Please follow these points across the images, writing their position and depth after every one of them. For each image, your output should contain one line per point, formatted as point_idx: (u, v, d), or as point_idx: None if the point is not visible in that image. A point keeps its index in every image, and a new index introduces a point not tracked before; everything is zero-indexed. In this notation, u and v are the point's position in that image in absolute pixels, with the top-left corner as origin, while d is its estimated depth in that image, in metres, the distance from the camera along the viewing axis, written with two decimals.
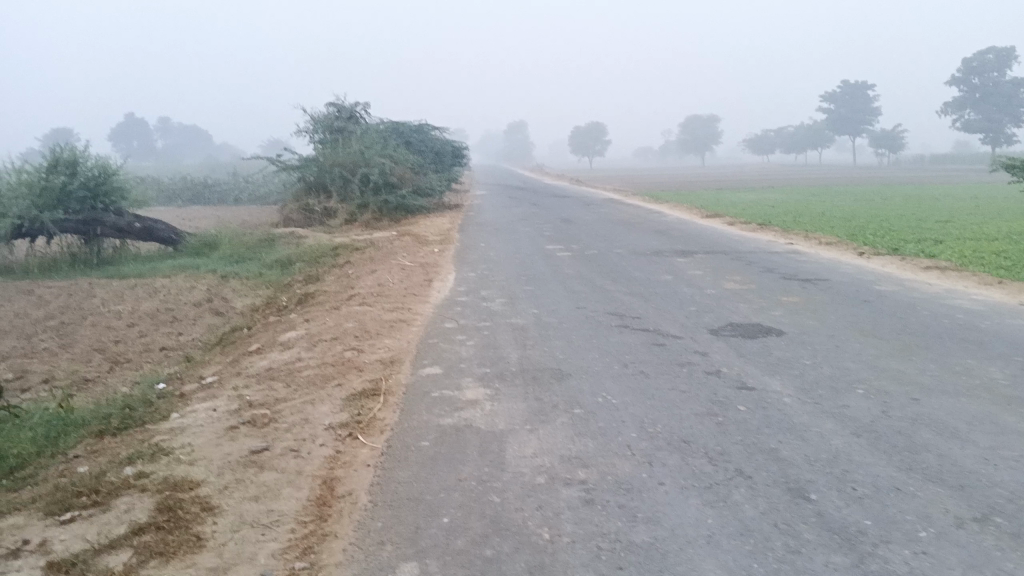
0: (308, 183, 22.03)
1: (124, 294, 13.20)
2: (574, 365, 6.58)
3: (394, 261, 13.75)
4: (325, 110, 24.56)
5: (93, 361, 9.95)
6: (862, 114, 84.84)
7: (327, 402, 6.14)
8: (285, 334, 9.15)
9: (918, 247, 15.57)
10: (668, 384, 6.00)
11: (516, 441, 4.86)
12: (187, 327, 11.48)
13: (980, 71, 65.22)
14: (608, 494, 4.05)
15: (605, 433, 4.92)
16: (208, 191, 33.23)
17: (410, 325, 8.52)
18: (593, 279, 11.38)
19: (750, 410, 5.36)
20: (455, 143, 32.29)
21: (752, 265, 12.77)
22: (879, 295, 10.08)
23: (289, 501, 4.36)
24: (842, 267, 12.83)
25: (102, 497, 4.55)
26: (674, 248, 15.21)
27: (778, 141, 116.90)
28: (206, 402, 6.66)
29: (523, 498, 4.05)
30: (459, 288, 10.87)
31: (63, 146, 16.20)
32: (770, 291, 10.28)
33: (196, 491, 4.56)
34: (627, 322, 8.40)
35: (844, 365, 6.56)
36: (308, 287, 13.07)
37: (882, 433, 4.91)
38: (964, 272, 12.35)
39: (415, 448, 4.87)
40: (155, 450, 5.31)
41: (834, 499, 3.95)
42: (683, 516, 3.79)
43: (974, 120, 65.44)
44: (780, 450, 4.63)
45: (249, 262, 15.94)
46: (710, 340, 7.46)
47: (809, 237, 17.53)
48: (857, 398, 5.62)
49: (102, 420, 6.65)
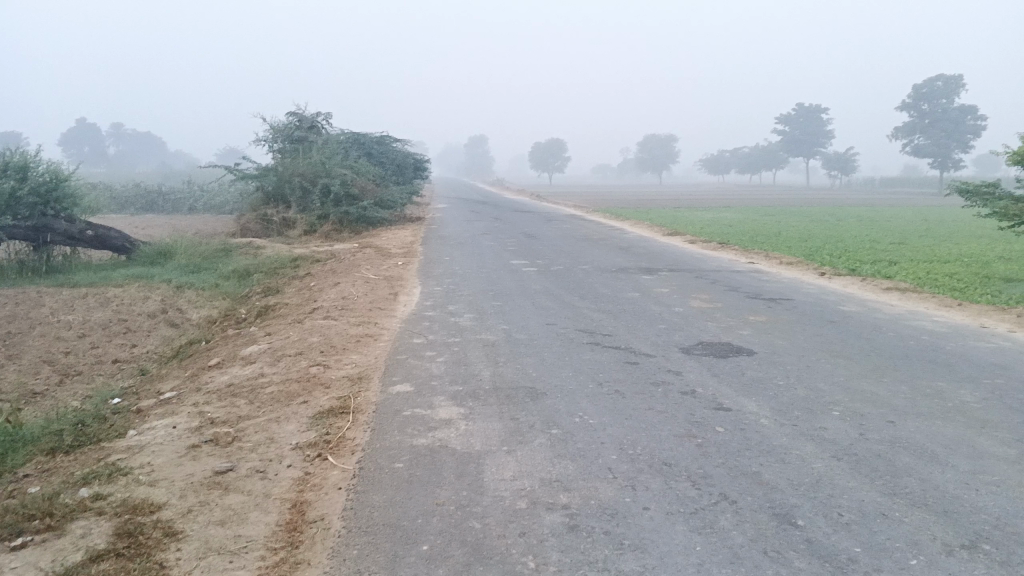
0: (266, 193, 21.61)
1: (74, 304, 12.76)
2: (548, 384, 6.46)
3: (356, 274, 13.51)
4: (286, 119, 24.21)
5: (41, 373, 9.56)
6: (815, 137, 86.65)
7: (293, 420, 5.93)
8: (247, 348, 8.87)
9: (874, 267, 15.85)
10: (644, 404, 5.91)
11: (494, 463, 4.72)
12: (141, 339, 11.11)
13: (929, 97, 67.16)
14: (593, 519, 3.93)
15: (585, 454, 4.81)
16: (162, 199, 32.56)
17: (377, 340, 8.32)
18: (561, 295, 11.30)
19: (728, 432, 5.29)
20: (416, 155, 32.10)
21: (716, 284, 12.83)
22: (843, 315, 10.16)
23: (258, 526, 4.15)
24: (805, 287, 12.93)
25: (56, 521, 4.29)
26: (639, 265, 15.22)
27: (734, 162, 118.74)
28: (165, 419, 6.39)
29: (505, 523, 3.91)
30: (426, 302, 10.71)
31: (13, 149, 15.71)
32: (737, 310, 10.30)
33: (157, 514, 4.32)
34: (598, 339, 8.31)
35: (817, 385, 6.55)
36: (268, 299, 12.77)
37: (862, 456, 4.88)
38: (922, 294, 12.52)
39: (388, 470, 4.70)
40: (112, 470, 5.04)
41: (822, 526, 3.88)
42: (671, 543, 3.69)
43: (923, 144, 67.25)
44: (762, 473, 4.56)
45: (205, 271, 15.55)
46: (682, 359, 7.41)
47: (770, 257, 17.73)
48: (834, 420, 5.59)
49: (53, 437, 6.34)
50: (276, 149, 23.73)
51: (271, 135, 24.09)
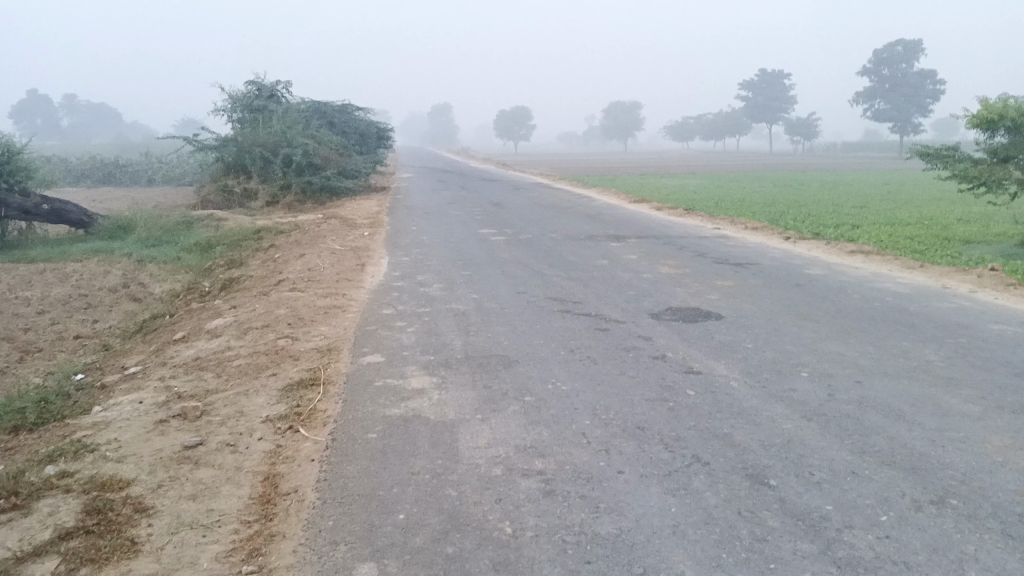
0: (226, 164, 21.17)
1: (32, 279, 12.47)
2: (520, 351, 6.45)
3: (322, 244, 13.36)
4: (244, 88, 23.69)
5: (0, 350, 9.34)
6: (777, 103, 87.01)
7: (263, 393, 5.86)
8: (212, 321, 8.73)
9: (837, 231, 16.02)
10: (615, 369, 5.92)
11: (468, 431, 4.71)
12: (103, 314, 10.90)
13: (889, 62, 67.69)
14: (569, 484, 3.94)
15: (558, 420, 4.82)
16: (119, 171, 31.82)
17: (345, 312, 8.24)
18: (529, 264, 11.29)
19: (699, 395, 5.32)
20: (379, 124, 31.68)
21: (683, 250, 12.87)
22: (809, 278, 10.28)
23: (230, 499, 4.10)
24: (771, 252, 13.01)
25: (22, 499, 4.20)
26: (607, 233, 15.23)
27: (698, 129, 118.94)
28: (131, 394, 6.28)
29: (481, 490, 3.90)
30: (393, 272, 10.63)
31: None
32: (705, 275, 10.36)
33: (127, 490, 4.25)
34: (568, 307, 8.31)
35: (785, 347, 6.62)
36: (232, 272, 12.57)
37: (832, 417, 4.94)
38: (885, 256, 12.67)
39: (362, 440, 4.66)
40: (78, 447, 4.94)
41: (794, 485, 3.93)
42: (647, 505, 3.72)
43: (883, 110, 67.93)
44: (734, 435, 4.60)
45: (166, 245, 15.26)
46: (652, 324, 7.44)
47: (735, 222, 17.83)
48: (803, 382, 5.65)
49: (15, 415, 6.20)
50: (236, 119, 23.25)
51: (229, 105, 23.58)
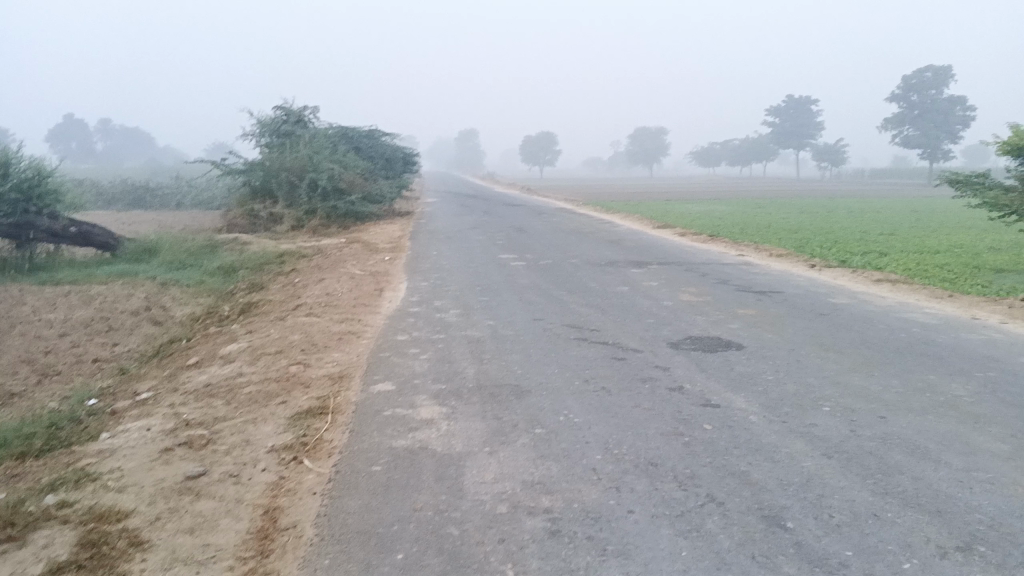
0: (253, 188, 21.35)
1: (56, 302, 12.55)
2: (533, 381, 6.32)
3: (342, 269, 13.34)
4: (272, 113, 23.92)
5: (20, 373, 9.37)
6: (805, 129, 86.48)
7: (271, 422, 5.76)
8: (226, 346, 8.68)
9: (865, 259, 15.74)
10: (630, 401, 5.77)
11: (475, 465, 4.58)
12: (123, 337, 10.91)
13: (918, 88, 67.17)
14: (576, 524, 3.79)
15: (568, 455, 4.67)
16: (149, 195, 32.24)
17: (360, 338, 8.16)
18: (549, 290, 11.17)
19: (717, 430, 5.15)
20: (405, 149, 31.86)
21: (706, 277, 12.69)
22: (834, 307, 10.05)
23: (228, 533, 4.00)
24: (796, 279, 12.79)
25: (18, 531, 4.13)
26: (629, 259, 15.09)
27: (724, 154, 118.61)
28: (140, 421, 6.22)
29: (484, 529, 3.77)
30: (411, 298, 10.55)
31: None
32: (727, 303, 10.18)
33: (124, 523, 4.16)
34: (585, 335, 8.17)
35: (807, 380, 6.43)
36: (252, 296, 12.58)
37: (854, 454, 4.75)
38: (914, 285, 12.40)
39: (366, 474, 4.55)
40: (80, 476, 4.87)
41: (812, 528, 3.75)
42: (656, 548, 3.55)
43: (912, 136, 67.26)
44: (751, 473, 4.43)
45: (190, 268, 15.34)
46: (671, 354, 7.27)
47: (760, 249, 17.62)
48: (824, 417, 5.46)
49: (24, 441, 6.16)
50: (263, 144, 23.46)
51: (257, 130, 23.82)
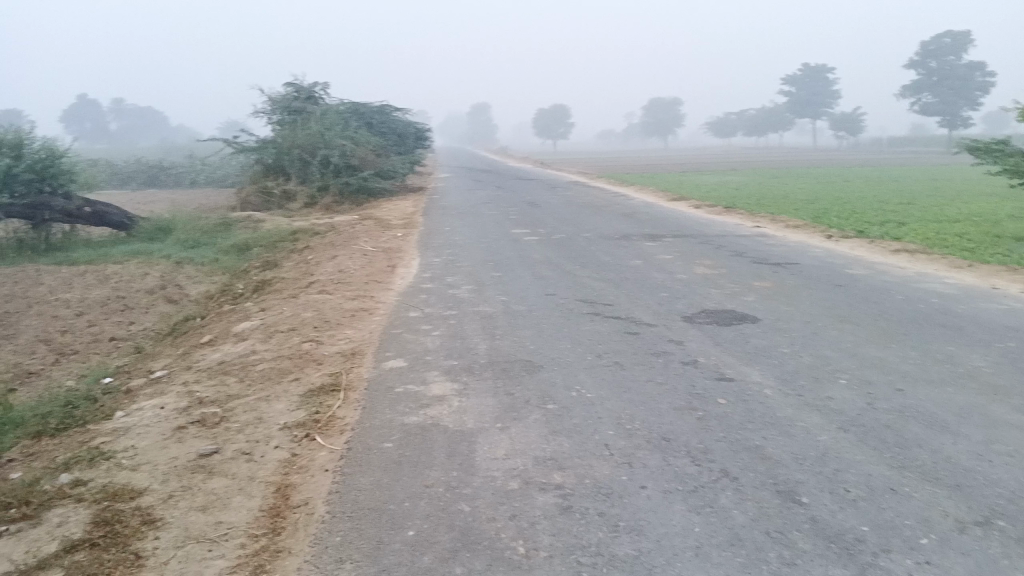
0: (266, 165, 21.33)
1: (73, 281, 12.62)
2: (545, 357, 6.28)
3: (355, 246, 13.32)
4: (284, 90, 23.81)
5: (37, 352, 9.43)
6: (822, 98, 85.35)
7: (284, 399, 5.76)
8: (240, 324, 8.69)
9: (882, 229, 15.56)
10: (643, 375, 5.72)
11: (486, 441, 4.55)
12: (138, 316, 10.96)
13: (937, 55, 66.08)
14: (588, 500, 3.76)
15: (581, 431, 4.64)
16: (164, 174, 32.30)
17: (372, 315, 8.14)
18: (562, 264, 11.11)
19: (731, 404, 5.09)
20: (417, 125, 31.73)
21: (721, 249, 12.58)
22: (850, 279, 9.94)
23: (240, 511, 4.00)
24: (812, 251, 12.65)
25: (32, 509, 4.15)
26: (643, 232, 14.98)
27: (740, 125, 117.41)
28: (154, 399, 6.24)
29: (495, 506, 3.74)
30: (424, 274, 10.52)
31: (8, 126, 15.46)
32: (742, 276, 10.08)
33: (137, 501, 4.17)
34: (598, 309, 8.11)
35: (823, 353, 6.35)
36: (266, 274, 12.59)
37: (870, 428, 4.69)
38: (932, 255, 12.23)
39: (377, 450, 4.53)
40: (94, 455, 4.89)
41: (828, 503, 3.70)
42: (670, 524, 3.52)
43: (931, 103, 66.28)
44: (766, 447, 4.38)
45: (204, 246, 15.37)
46: (685, 328, 7.21)
47: (776, 220, 17.44)
48: (840, 390, 5.40)
49: (40, 420, 6.20)
50: (275, 121, 23.40)
51: (269, 107, 23.75)
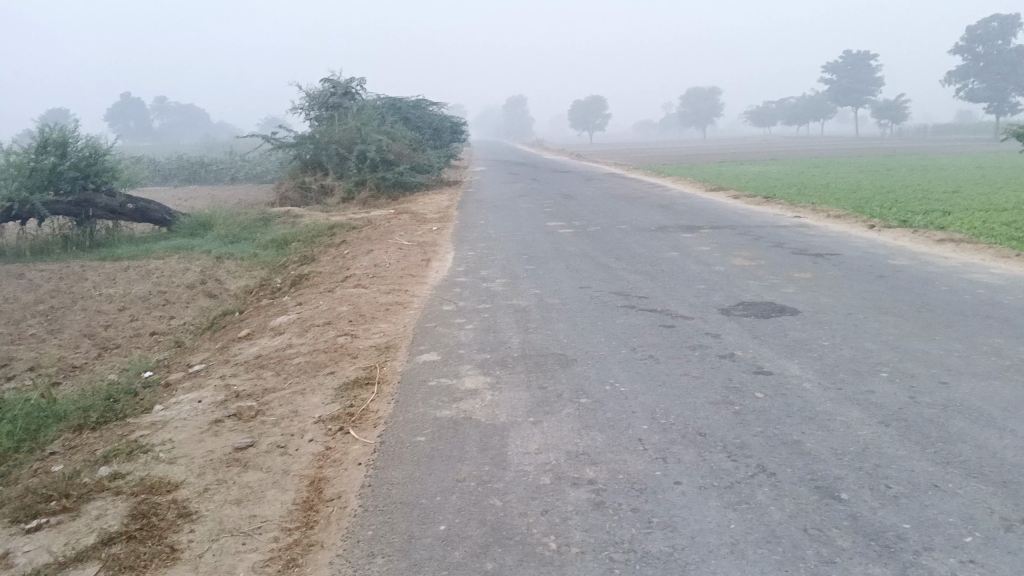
0: (304, 161, 21.52)
1: (116, 277, 12.86)
2: (579, 350, 6.23)
3: (390, 240, 13.37)
4: (321, 85, 23.95)
5: (81, 347, 9.62)
6: (864, 85, 83.70)
7: (318, 392, 5.79)
8: (277, 318, 8.77)
9: (926, 218, 15.20)
10: (679, 369, 5.64)
11: (519, 435, 4.52)
12: (179, 311, 11.13)
13: (983, 39, 64.39)
14: (621, 496, 3.71)
15: (614, 425, 4.58)
16: (205, 170, 32.75)
17: (407, 308, 8.15)
18: (597, 257, 11.03)
19: (769, 398, 5.00)
20: (453, 118, 31.75)
21: (760, 240, 12.39)
22: (893, 269, 9.71)
23: (274, 504, 4.02)
24: (854, 241, 12.40)
25: (72, 502, 4.22)
26: (680, 223, 14.81)
27: (779, 114, 115.70)
28: (191, 393, 6.32)
29: (527, 500, 3.71)
30: (458, 268, 10.52)
31: (52, 124, 15.76)
32: (781, 267, 9.91)
33: (174, 494, 4.22)
34: (633, 302, 8.03)
35: (864, 345, 6.21)
36: (303, 268, 12.69)
37: (913, 422, 4.57)
38: (979, 244, 11.91)
39: (410, 444, 4.53)
40: (133, 448, 4.96)
41: (868, 500, 3.61)
42: (704, 521, 3.45)
43: (977, 89, 64.65)
44: (803, 442, 4.29)
45: (243, 242, 15.55)
46: (722, 320, 7.10)
47: (817, 210, 17.14)
48: (882, 383, 5.27)
49: (81, 413, 6.32)
50: (312, 117, 23.58)
51: (306, 103, 23.93)
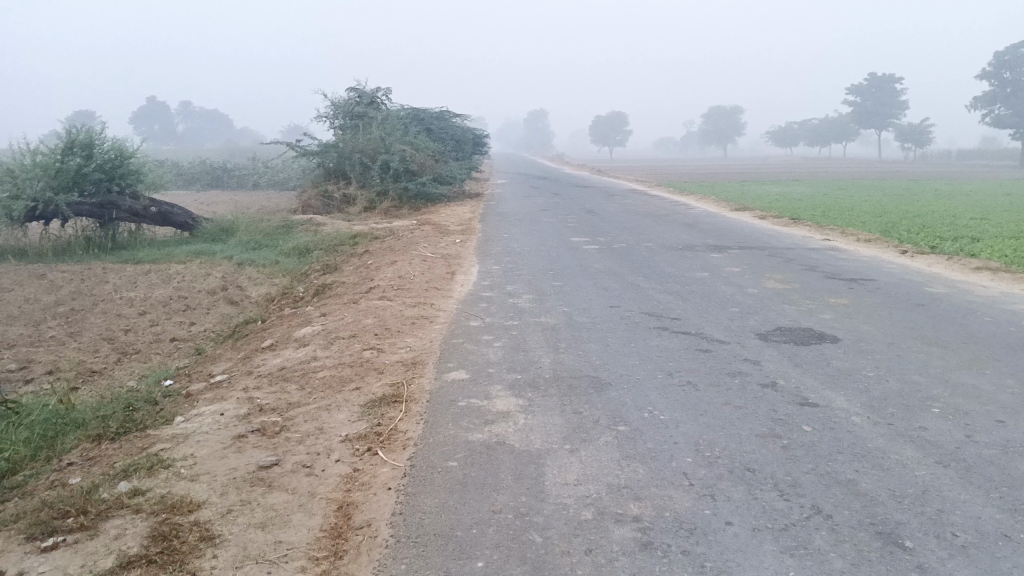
0: (327, 169, 21.44)
1: (137, 280, 12.77)
2: (613, 373, 6.02)
3: (414, 251, 13.20)
4: (346, 95, 23.92)
5: (100, 351, 9.50)
6: (888, 108, 83.13)
7: (344, 409, 5.60)
8: (300, 329, 8.59)
9: (957, 245, 14.92)
10: (720, 398, 5.41)
11: (555, 464, 4.31)
12: (200, 317, 11.00)
13: (1011, 65, 63.76)
14: (668, 536, 3.49)
15: (656, 457, 4.36)
16: (227, 176, 32.80)
17: (433, 323, 7.96)
18: (625, 275, 10.82)
19: (817, 432, 4.76)
20: (476, 130, 31.69)
21: (791, 263, 12.14)
22: (931, 297, 9.45)
23: (300, 530, 3.83)
24: (886, 267, 12.11)
25: (90, 519, 4.05)
26: (707, 243, 14.58)
27: (801, 134, 115.25)
28: (213, 405, 6.15)
29: (569, 537, 3.50)
30: (484, 282, 10.33)
31: (80, 126, 15.72)
32: (815, 291, 9.66)
33: (196, 514, 4.04)
34: (666, 324, 7.81)
35: (911, 378, 5.96)
36: (325, 278, 12.54)
37: (973, 463, 4.32)
38: (1015, 274, 11.61)
39: (441, 469, 4.33)
40: (153, 462, 4.78)
41: (935, 550, 3.37)
42: (760, 567, 3.24)
43: (1004, 115, 63.96)
44: (859, 482, 4.05)
45: (265, 248, 15.44)
46: (760, 346, 6.87)
47: (845, 233, 16.83)
48: (934, 419, 5.02)
49: (100, 422, 6.17)
50: (337, 126, 23.55)
51: (331, 111, 23.90)
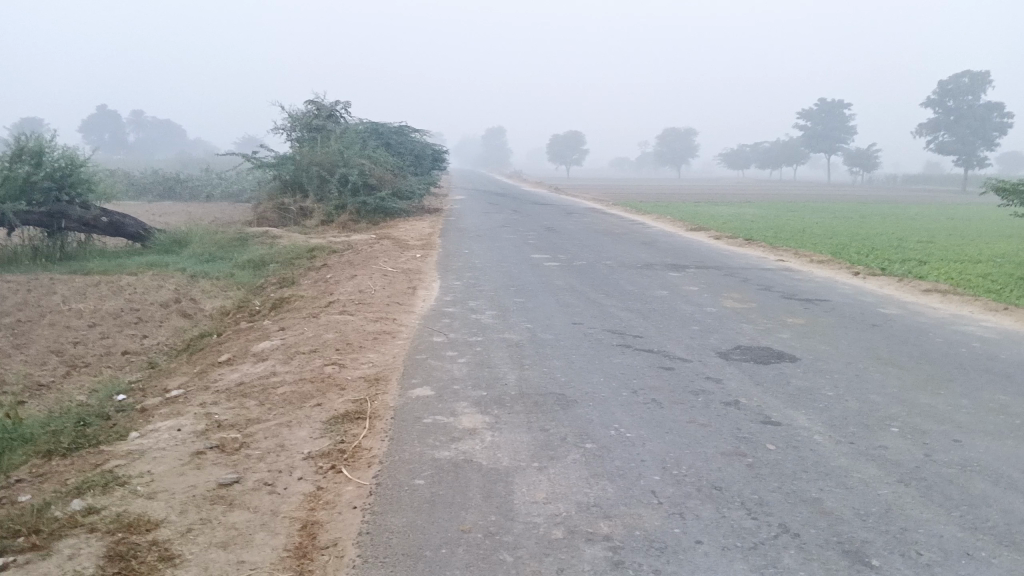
0: (284, 181, 21.19)
1: (87, 291, 12.44)
2: (578, 391, 6.01)
3: (374, 266, 13.09)
4: (305, 107, 23.71)
5: (48, 364, 9.21)
6: (837, 133, 85.18)
7: (306, 426, 5.50)
8: (259, 344, 8.43)
9: (906, 267, 15.27)
10: (684, 416, 5.44)
11: (524, 482, 4.28)
12: (152, 330, 10.74)
13: (954, 94, 65.87)
14: (639, 555, 3.48)
15: (624, 475, 4.36)
16: (181, 186, 32.21)
17: (395, 339, 7.88)
18: (586, 293, 10.86)
19: (782, 451, 4.81)
20: (435, 146, 31.65)
21: (748, 282, 12.30)
22: (884, 318, 9.64)
23: (263, 550, 3.73)
24: (840, 288, 12.33)
25: (42, 539, 3.90)
26: (665, 262, 14.72)
27: (754, 157, 117.45)
28: (169, 421, 5.99)
29: (540, 557, 3.47)
30: (445, 297, 10.28)
31: (29, 133, 15.31)
32: (773, 311, 9.80)
33: (154, 533, 3.92)
34: (629, 341, 7.84)
35: (869, 397, 6.06)
36: (283, 291, 12.35)
37: (933, 482, 4.40)
38: (962, 296, 11.92)
39: (408, 488, 4.27)
40: (108, 480, 4.63)
41: (901, 568, 3.42)
42: None
43: (947, 142, 65.91)
44: (824, 501, 4.09)
45: (220, 261, 15.17)
46: (721, 365, 6.94)
47: (798, 254, 17.14)
48: (894, 439, 5.10)
49: (50, 438, 5.96)
50: (294, 138, 23.31)
51: (289, 123, 23.66)
